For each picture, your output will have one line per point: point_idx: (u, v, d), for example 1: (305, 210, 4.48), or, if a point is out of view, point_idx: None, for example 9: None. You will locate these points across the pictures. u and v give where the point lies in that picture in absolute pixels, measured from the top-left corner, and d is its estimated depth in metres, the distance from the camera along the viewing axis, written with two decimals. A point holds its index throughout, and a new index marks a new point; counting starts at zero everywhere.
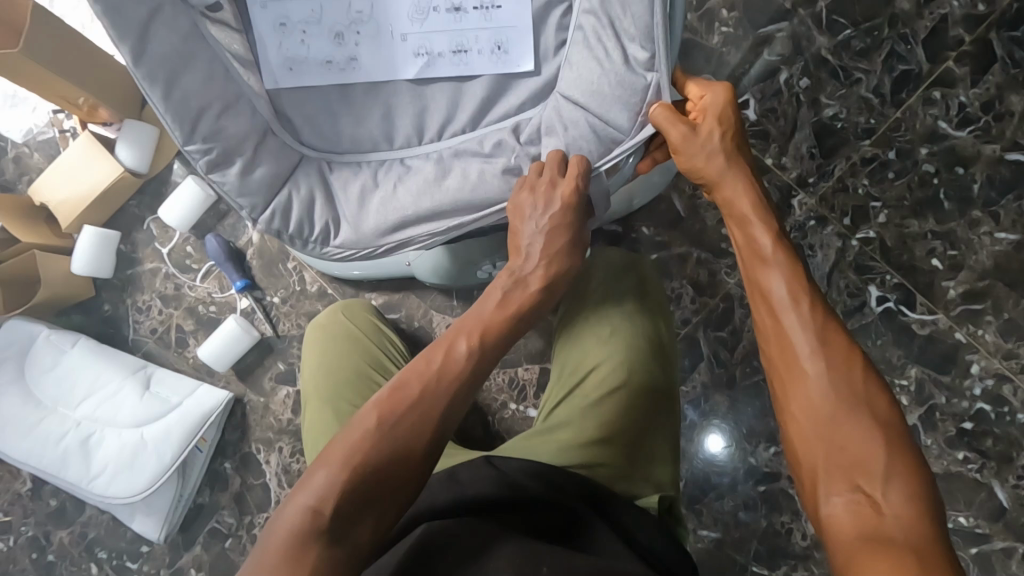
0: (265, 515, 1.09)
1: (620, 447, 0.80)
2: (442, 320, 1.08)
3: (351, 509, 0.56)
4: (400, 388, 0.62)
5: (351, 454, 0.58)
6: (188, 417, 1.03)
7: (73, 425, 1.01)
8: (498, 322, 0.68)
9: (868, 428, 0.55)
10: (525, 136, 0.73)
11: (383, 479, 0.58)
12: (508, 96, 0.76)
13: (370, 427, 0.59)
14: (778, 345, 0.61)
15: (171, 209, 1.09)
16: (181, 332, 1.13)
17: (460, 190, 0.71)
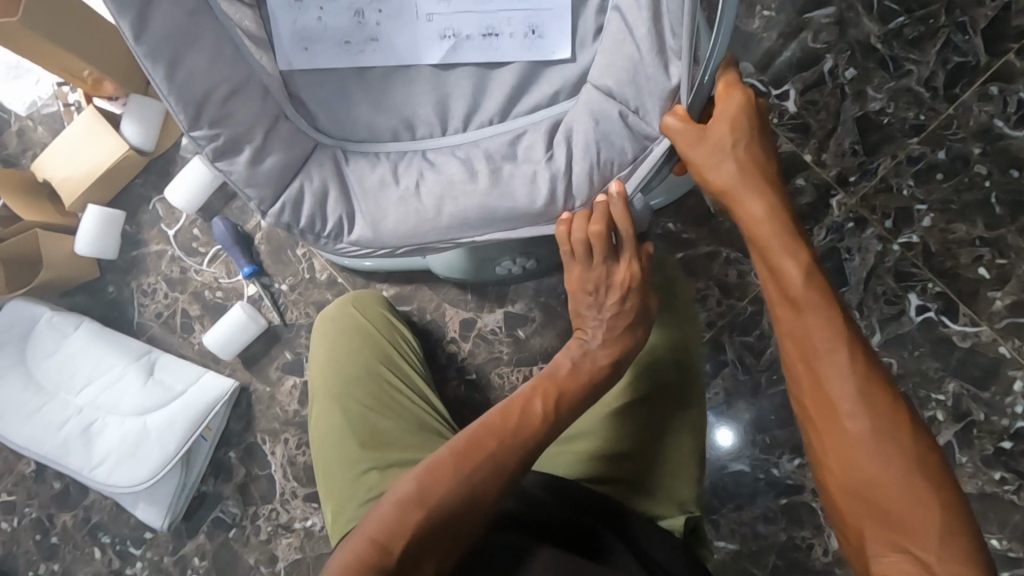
0: (269, 507, 1.07)
1: (640, 464, 0.75)
2: (455, 314, 1.04)
3: (418, 551, 0.56)
4: (475, 436, 0.61)
5: (424, 496, 0.58)
6: (191, 406, 0.99)
7: (75, 412, 0.97)
8: (573, 382, 0.69)
9: (916, 486, 0.52)
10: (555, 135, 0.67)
11: (452, 526, 0.57)
12: (539, 83, 0.70)
13: (444, 471, 0.59)
14: (814, 396, 0.58)
15: (177, 189, 1.05)
16: (186, 317, 1.09)
17: (487, 195, 0.66)
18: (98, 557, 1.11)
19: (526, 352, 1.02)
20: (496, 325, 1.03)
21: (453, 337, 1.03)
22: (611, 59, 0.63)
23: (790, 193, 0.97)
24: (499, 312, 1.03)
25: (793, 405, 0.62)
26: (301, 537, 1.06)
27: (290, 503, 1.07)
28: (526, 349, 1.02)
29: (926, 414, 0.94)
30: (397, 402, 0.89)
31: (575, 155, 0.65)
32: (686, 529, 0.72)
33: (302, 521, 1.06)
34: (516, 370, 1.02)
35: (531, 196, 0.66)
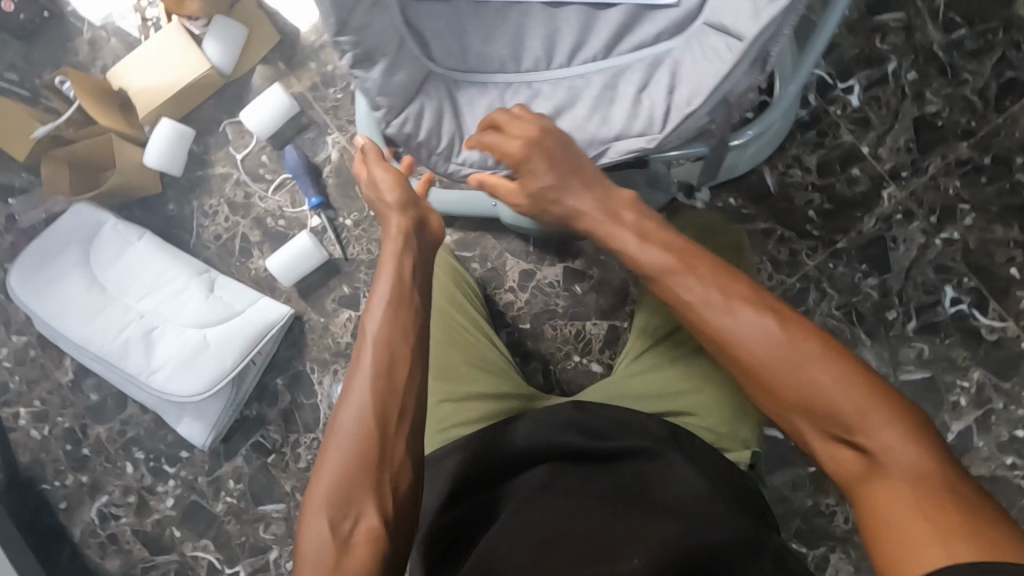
0: (311, 435, 1.08)
1: (699, 400, 0.80)
2: (516, 264, 1.07)
3: (348, 499, 0.63)
4: (363, 390, 0.68)
5: (346, 454, 0.65)
6: (251, 325, 1.01)
7: (137, 316, 0.97)
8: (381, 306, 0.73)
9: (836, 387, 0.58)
10: (660, 75, 0.69)
11: (370, 469, 0.65)
12: (642, 25, 0.70)
13: (354, 431, 0.66)
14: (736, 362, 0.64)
15: (254, 114, 1.07)
16: (246, 242, 1.10)
17: (587, 121, 0.72)
18: (130, 472, 1.11)
19: (582, 307, 1.06)
20: (555, 278, 1.06)
21: (511, 286, 1.07)
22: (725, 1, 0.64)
23: (845, 182, 1.03)
24: (559, 266, 1.06)
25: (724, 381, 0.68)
26: None
27: None
28: (582, 304, 1.06)
29: (950, 398, 1.01)
30: (465, 342, 0.92)
31: (681, 87, 0.66)
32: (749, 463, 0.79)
33: None
34: (571, 323, 1.06)
35: (630, 125, 0.70)
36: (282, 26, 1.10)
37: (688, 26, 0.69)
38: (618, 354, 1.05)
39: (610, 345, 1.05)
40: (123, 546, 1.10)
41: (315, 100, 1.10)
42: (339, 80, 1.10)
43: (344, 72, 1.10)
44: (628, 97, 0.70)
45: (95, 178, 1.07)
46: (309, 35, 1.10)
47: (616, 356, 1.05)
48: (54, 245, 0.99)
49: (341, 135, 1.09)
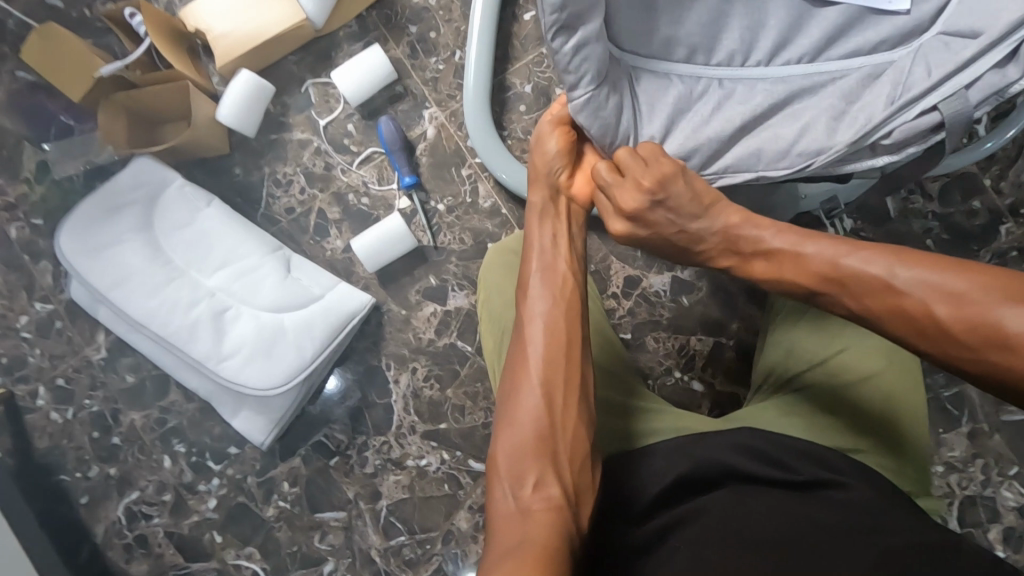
0: (381, 439, 0.98)
1: (865, 435, 0.75)
2: (621, 269, 0.99)
3: (530, 470, 0.63)
4: (531, 366, 0.67)
5: (522, 423, 0.65)
6: (330, 315, 0.88)
7: (207, 295, 0.87)
8: (547, 279, 0.70)
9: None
10: (877, 85, 0.63)
11: (549, 439, 0.64)
12: (861, 31, 0.65)
13: (528, 399, 0.66)
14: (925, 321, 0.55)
15: (347, 77, 0.95)
16: (322, 219, 0.98)
17: (790, 130, 0.63)
18: (167, 468, 0.97)
19: (687, 320, 0.99)
20: (661, 287, 0.99)
21: (614, 292, 0.99)
22: (970, 7, 0.60)
23: (965, 213, 1.00)
24: (667, 275, 0.99)
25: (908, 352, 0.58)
26: (412, 475, 0.98)
27: (406, 438, 0.98)
28: (687, 317, 0.99)
29: None
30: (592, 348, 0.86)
31: (912, 92, 0.59)
32: (919, 499, 0.75)
33: (417, 459, 0.98)
34: (674, 337, 0.99)
35: (840, 136, 0.62)
36: None
37: (912, 37, 0.64)
38: (720, 373, 0.99)
39: (715, 362, 0.99)
40: (154, 550, 0.97)
41: (413, 68, 0.99)
42: (442, 48, 0.99)
43: (448, 41, 0.99)
44: (835, 105, 0.63)
45: (157, 135, 0.95)
46: None
47: (718, 375, 0.99)
48: (115, 203, 0.87)
49: (439, 110, 0.99)
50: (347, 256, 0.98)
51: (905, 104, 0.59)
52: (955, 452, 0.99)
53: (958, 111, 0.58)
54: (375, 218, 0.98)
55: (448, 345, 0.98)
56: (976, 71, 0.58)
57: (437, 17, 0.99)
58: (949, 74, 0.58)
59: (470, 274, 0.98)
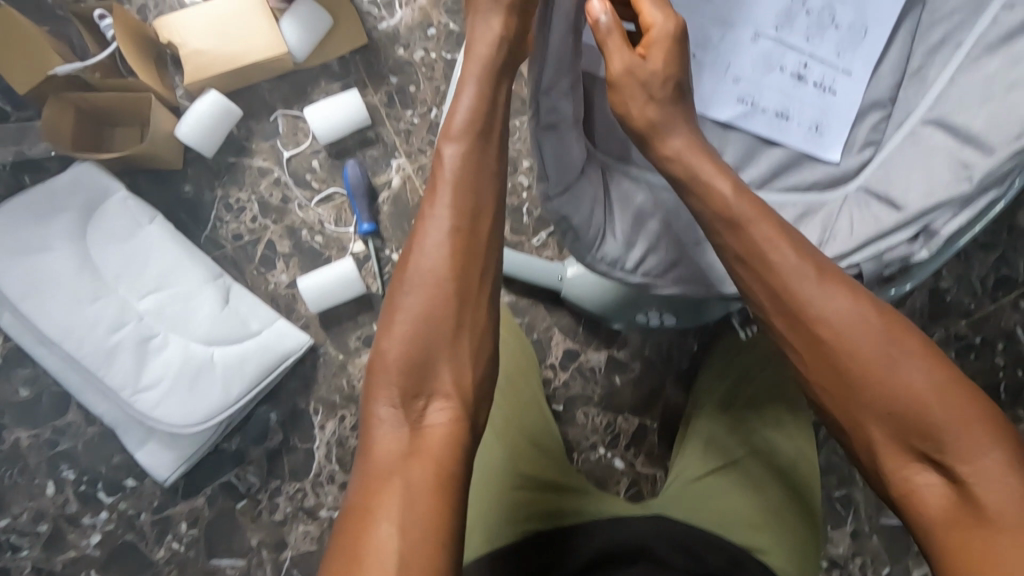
0: (297, 485, 0.94)
1: (777, 540, 0.78)
2: (562, 342, 1.03)
3: (424, 377, 0.59)
4: (432, 283, 0.61)
5: (415, 325, 0.60)
6: (265, 353, 0.85)
7: (134, 318, 0.82)
8: (464, 133, 0.65)
9: (902, 364, 0.54)
10: (809, 225, 0.68)
11: (449, 337, 0.60)
12: (802, 171, 0.71)
13: (424, 285, 0.61)
14: (829, 323, 0.56)
15: (319, 115, 0.95)
16: (270, 251, 0.96)
17: None
18: (49, 495, 0.89)
19: (616, 399, 1.03)
20: (597, 364, 1.03)
21: (552, 363, 1.03)
22: (893, 173, 0.67)
23: None
24: (604, 353, 1.03)
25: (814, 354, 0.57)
26: (322, 527, 0.94)
27: (323, 487, 0.94)
28: (618, 396, 1.03)
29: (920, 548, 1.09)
30: (528, 418, 0.89)
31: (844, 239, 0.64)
32: None
33: (331, 510, 0.94)
34: (603, 414, 1.03)
35: None
36: (369, 29, 1.00)
37: (844, 183, 0.71)
38: (641, 454, 1.03)
39: (637, 442, 1.03)
40: None
41: (387, 117, 1.00)
42: (419, 103, 1.00)
43: (427, 97, 1.01)
44: None
45: (108, 136, 0.90)
46: (398, 48, 1.01)
47: (638, 455, 1.03)
48: (48, 207, 0.82)
49: (407, 162, 1.00)
50: (291, 292, 0.96)
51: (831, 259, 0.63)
52: (839, 549, 1.06)
53: (873, 272, 0.63)
54: (326, 258, 0.97)
55: None
56: (894, 242, 0.62)
57: (419, 73, 1.01)
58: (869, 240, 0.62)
59: None
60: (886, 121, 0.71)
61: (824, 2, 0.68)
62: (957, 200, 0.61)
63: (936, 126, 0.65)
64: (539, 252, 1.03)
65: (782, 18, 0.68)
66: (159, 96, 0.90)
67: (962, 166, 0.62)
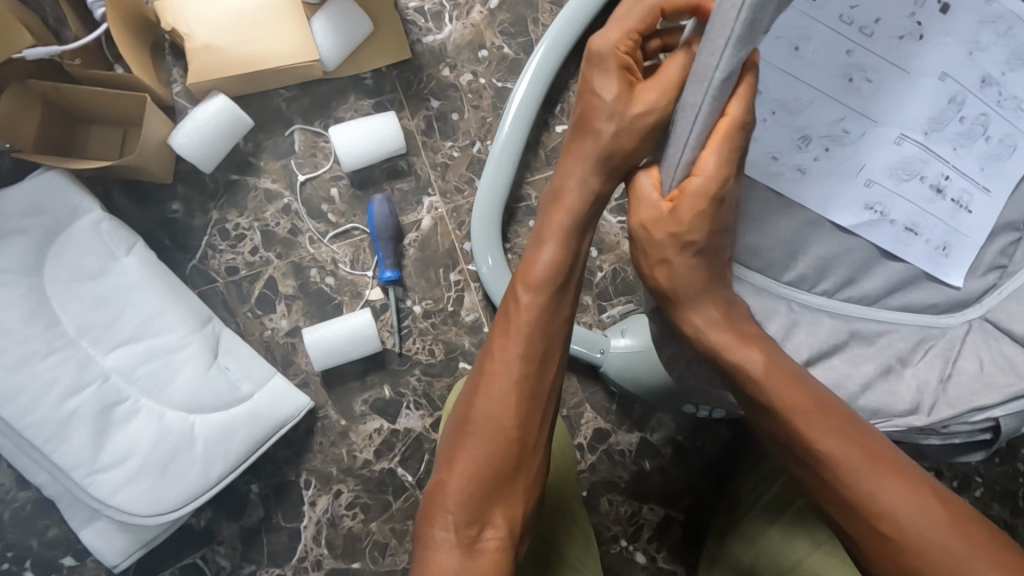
0: (275, 572, 0.79)
1: None
2: (593, 420, 0.92)
3: (479, 508, 0.54)
4: (489, 416, 0.56)
5: (478, 462, 0.55)
6: (257, 424, 0.70)
7: (97, 379, 0.66)
8: (539, 278, 0.58)
9: (964, 556, 0.47)
10: (929, 353, 0.61)
11: (502, 478, 0.55)
12: (915, 288, 0.63)
13: (488, 425, 0.56)
14: (876, 503, 0.49)
15: (348, 138, 0.80)
16: (270, 290, 0.81)
17: (848, 374, 0.60)
18: None
19: (645, 486, 0.93)
20: (627, 448, 0.93)
21: (580, 443, 0.92)
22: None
23: None
24: (636, 436, 0.93)
25: (864, 525, 0.50)
26: None
27: (307, 575, 0.80)
28: (645, 483, 0.93)
29: None
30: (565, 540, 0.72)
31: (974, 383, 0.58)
32: None
33: None
34: (628, 503, 0.92)
35: (904, 397, 0.59)
36: (412, 41, 0.86)
37: (964, 307, 0.63)
38: (665, 548, 0.93)
39: (662, 536, 0.93)
40: None
41: (424, 146, 0.86)
42: (461, 134, 0.87)
43: (471, 128, 0.87)
44: (889, 361, 0.61)
45: (82, 140, 0.74)
46: (443, 68, 0.87)
47: (661, 550, 0.93)
48: None
49: (441, 201, 0.86)
50: (290, 341, 0.81)
51: (969, 408, 0.56)
52: None
53: (1013, 428, 0.56)
54: (335, 304, 0.82)
55: (386, 471, 0.82)
56: None
57: (465, 100, 0.87)
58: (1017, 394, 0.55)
59: (430, 392, 0.84)
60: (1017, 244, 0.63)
61: (978, 112, 0.60)
62: None
63: None
64: (578, 317, 0.92)
65: (932, 123, 0.60)
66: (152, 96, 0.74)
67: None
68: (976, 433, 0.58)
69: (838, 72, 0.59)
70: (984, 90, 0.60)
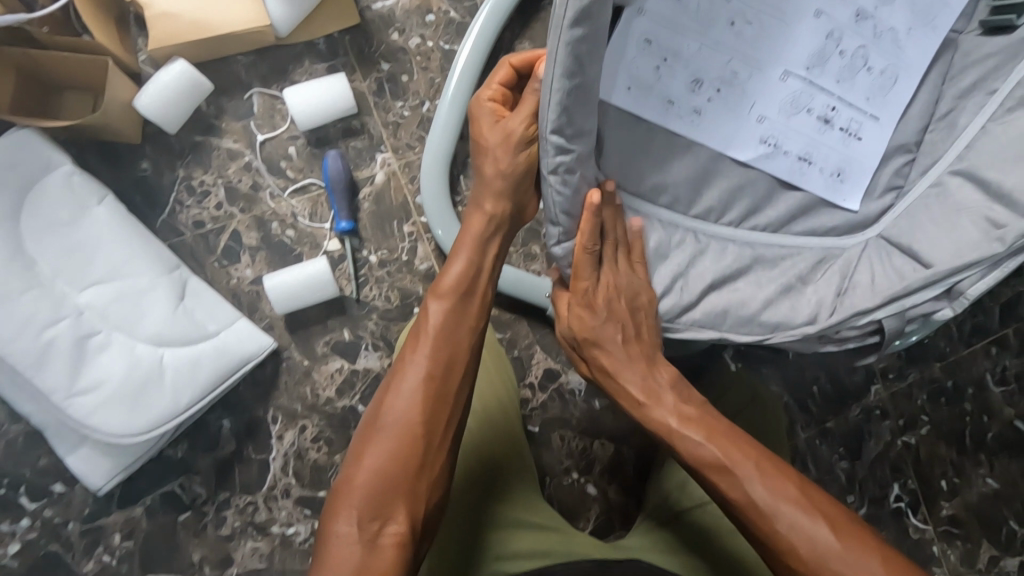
0: (247, 499, 0.86)
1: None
2: (543, 360, 0.98)
3: (382, 502, 0.59)
4: (400, 415, 0.63)
5: (380, 463, 0.61)
6: (222, 359, 0.77)
7: (72, 313, 0.73)
8: (448, 291, 0.68)
9: (822, 534, 0.60)
10: (827, 272, 0.66)
11: (408, 475, 0.61)
12: (817, 215, 0.69)
13: (394, 424, 0.62)
14: (742, 500, 0.62)
15: (301, 98, 0.86)
16: (234, 242, 0.87)
17: (742, 295, 0.65)
18: None
19: (596, 424, 0.99)
20: (577, 387, 0.99)
21: (531, 382, 0.98)
22: (919, 226, 0.65)
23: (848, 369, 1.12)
24: None
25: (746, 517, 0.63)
26: (273, 544, 0.86)
27: (276, 502, 0.87)
28: (596, 420, 0.99)
29: None
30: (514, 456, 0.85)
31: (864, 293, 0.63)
32: None
33: (284, 528, 0.87)
34: (579, 438, 0.99)
35: (800, 314, 0.64)
36: (362, 8, 0.92)
37: (861, 230, 0.69)
38: (616, 482, 0.99)
39: (613, 470, 0.99)
40: None
41: (375, 106, 0.92)
42: (411, 95, 0.93)
43: (420, 89, 0.93)
44: (788, 282, 0.66)
45: (56, 104, 0.81)
46: (392, 32, 0.92)
47: (612, 484, 0.99)
48: None
49: (393, 157, 0.92)
50: (255, 290, 0.88)
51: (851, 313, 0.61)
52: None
53: (894, 328, 0.60)
54: (296, 255, 0.89)
55: (347, 408, 0.89)
56: (921, 301, 0.60)
57: (414, 62, 0.93)
58: (892, 296, 0.60)
59: (388, 336, 0.91)
60: (911, 164, 0.69)
61: (858, 45, 0.66)
62: (989, 260, 0.58)
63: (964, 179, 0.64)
64: (527, 265, 0.98)
65: (814, 58, 0.66)
66: (116, 61, 0.80)
67: (990, 223, 0.60)
68: (868, 337, 0.63)
69: (722, 17, 0.64)
70: (860, 23, 0.66)
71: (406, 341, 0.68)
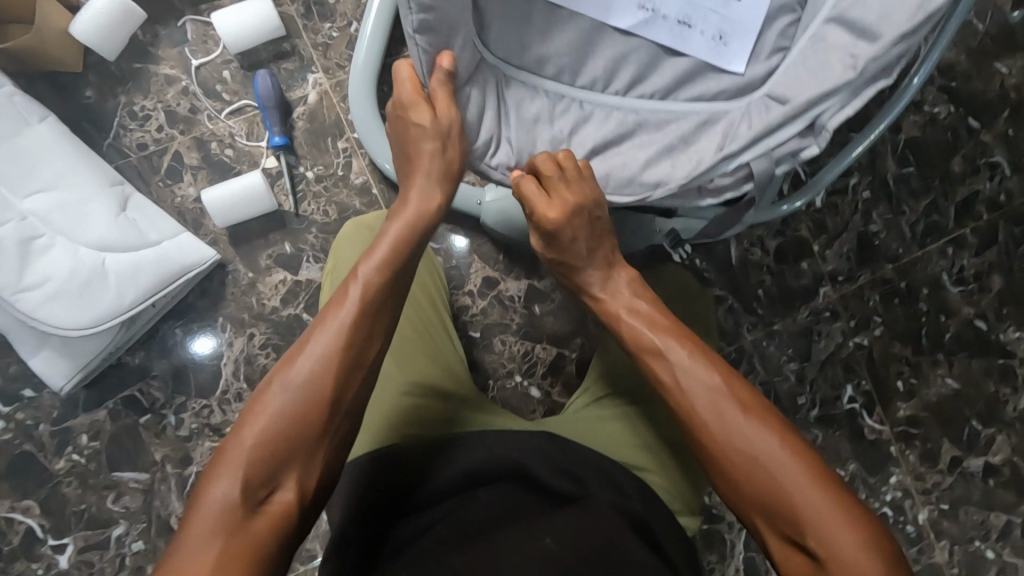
0: (202, 402, 0.92)
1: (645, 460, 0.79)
2: (481, 269, 1.02)
3: (278, 463, 0.57)
4: (313, 375, 0.59)
5: (278, 416, 0.58)
6: (162, 263, 0.83)
7: (16, 217, 0.80)
8: (382, 257, 0.66)
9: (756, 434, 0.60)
10: (711, 131, 0.67)
11: (311, 442, 0.58)
12: (705, 81, 0.70)
13: (301, 384, 0.59)
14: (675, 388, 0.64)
15: (228, 19, 0.90)
16: (177, 162, 0.93)
17: (627, 155, 0.68)
18: None
19: (535, 329, 1.02)
20: (516, 293, 1.02)
21: (471, 290, 1.02)
22: (792, 75, 0.65)
23: (793, 273, 1.08)
24: (524, 282, 1.02)
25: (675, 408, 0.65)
26: None
27: (230, 405, 0.93)
28: (536, 325, 1.02)
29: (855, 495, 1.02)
30: (439, 351, 0.90)
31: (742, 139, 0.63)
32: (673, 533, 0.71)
33: None
34: (520, 342, 1.02)
35: (679, 169, 0.65)
36: None
37: (749, 92, 0.70)
38: (558, 383, 1.02)
39: (554, 371, 1.02)
40: None
41: (305, 29, 0.96)
42: (339, 16, 0.97)
43: (347, 9, 0.97)
44: (670, 141, 0.67)
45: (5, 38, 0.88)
46: None
47: (555, 385, 1.02)
48: None
49: (325, 77, 0.96)
50: (199, 207, 0.93)
51: (721, 158, 0.63)
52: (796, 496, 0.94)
53: (764, 169, 0.63)
54: (236, 173, 0.94)
55: (292, 316, 0.94)
56: (783, 138, 0.63)
57: None
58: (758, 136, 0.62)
59: (328, 247, 0.95)
60: (796, 25, 0.69)
61: None
62: (845, 88, 0.60)
63: (836, 24, 0.63)
64: None
65: None
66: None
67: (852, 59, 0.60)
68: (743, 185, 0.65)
69: None
70: None
71: (325, 305, 0.64)
